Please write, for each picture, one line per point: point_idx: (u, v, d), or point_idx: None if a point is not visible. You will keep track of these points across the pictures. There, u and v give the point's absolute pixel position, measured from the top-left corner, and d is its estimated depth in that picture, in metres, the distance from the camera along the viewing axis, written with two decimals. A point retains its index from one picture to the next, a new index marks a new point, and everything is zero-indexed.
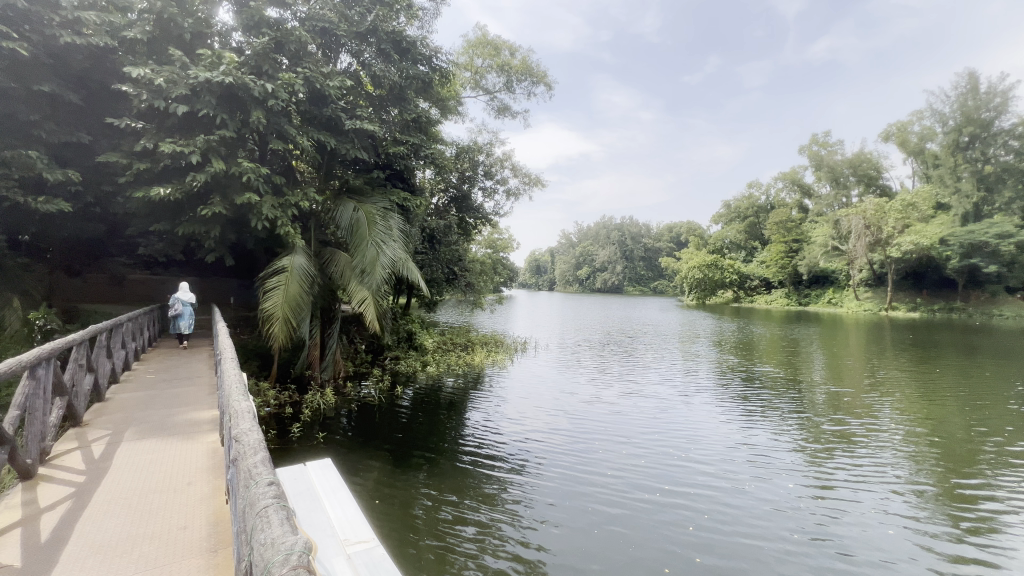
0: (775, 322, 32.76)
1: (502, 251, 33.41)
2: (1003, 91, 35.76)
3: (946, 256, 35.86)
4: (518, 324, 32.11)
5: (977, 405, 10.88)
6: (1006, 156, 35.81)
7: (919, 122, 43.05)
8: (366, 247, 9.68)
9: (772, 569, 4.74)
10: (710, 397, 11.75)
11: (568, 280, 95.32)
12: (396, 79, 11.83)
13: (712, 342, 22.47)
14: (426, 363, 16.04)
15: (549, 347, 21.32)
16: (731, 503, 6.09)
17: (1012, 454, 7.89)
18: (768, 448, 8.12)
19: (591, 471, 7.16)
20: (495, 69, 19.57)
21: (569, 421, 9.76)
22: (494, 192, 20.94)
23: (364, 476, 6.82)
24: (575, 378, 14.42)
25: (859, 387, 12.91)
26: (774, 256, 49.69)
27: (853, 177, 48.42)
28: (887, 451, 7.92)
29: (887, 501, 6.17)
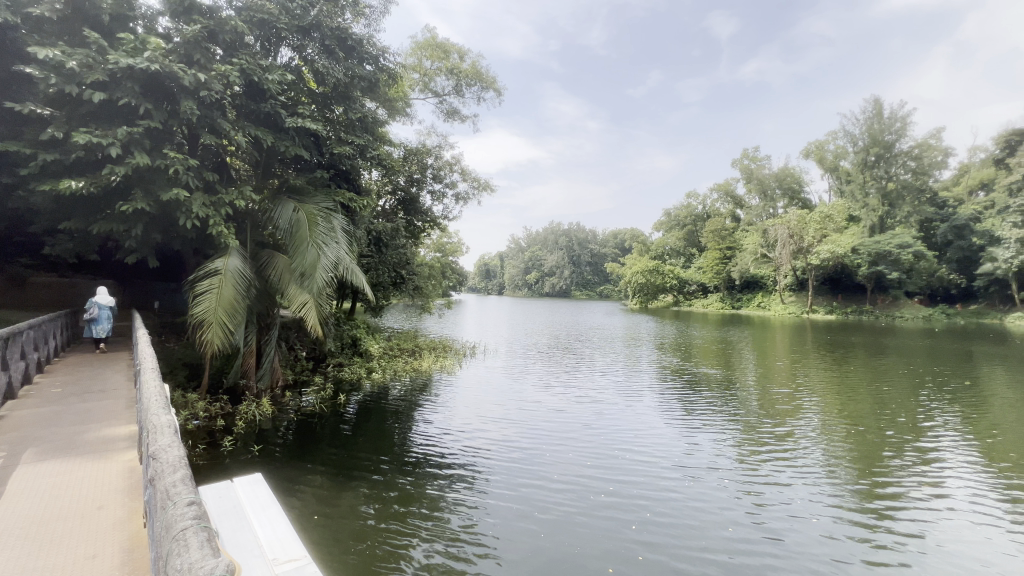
0: (711, 324, 34.76)
1: (451, 254, 33.14)
2: (903, 117, 40.11)
3: (857, 263, 39.54)
4: (467, 328, 31.91)
5: (884, 400, 12.03)
6: (905, 175, 40.09)
7: (834, 141, 47.34)
8: (306, 250, 9.22)
9: (709, 563, 5.00)
10: (653, 400, 12.21)
11: (517, 285, 96.01)
12: (342, 77, 11.42)
13: (654, 345, 23.42)
14: (371, 370, 15.56)
15: (499, 351, 21.37)
16: (672, 502, 6.35)
17: (913, 445, 8.75)
18: (705, 447, 8.56)
19: (539, 477, 7.21)
20: (444, 72, 19.46)
21: (519, 427, 9.79)
22: (443, 196, 20.80)
23: (303, 491, 6.51)
24: (524, 383, 14.52)
25: (784, 386, 13.89)
26: (710, 262, 52.73)
27: (778, 190, 52.41)
28: (808, 447, 8.58)
29: (808, 493, 6.67)
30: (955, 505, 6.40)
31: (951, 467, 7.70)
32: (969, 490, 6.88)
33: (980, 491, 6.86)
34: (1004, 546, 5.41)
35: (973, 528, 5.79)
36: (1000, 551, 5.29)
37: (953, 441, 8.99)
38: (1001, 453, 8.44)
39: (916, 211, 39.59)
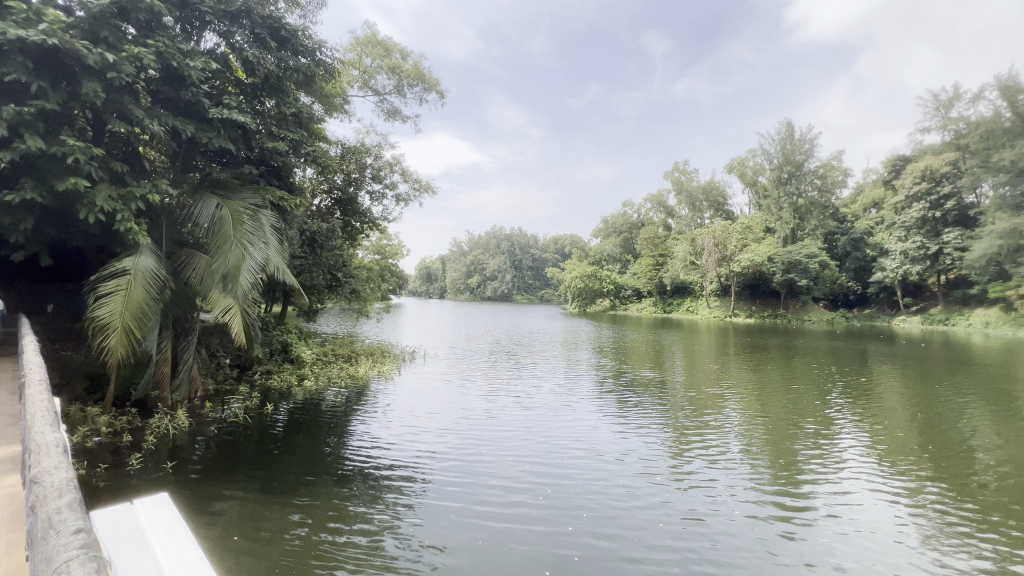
0: (645, 328, 36.46)
1: (391, 257, 32.30)
2: (810, 139, 44.42)
3: (773, 271, 43.12)
4: (406, 333, 31.19)
5: (796, 398, 13.15)
6: (812, 192, 44.39)
7: (753, 159, 51.48)
8: (230, 250, 8.54)
9: (641, 558, 5.23)
10: (592, 403, 12.56)
11: (459, 289, 95.21)
12: (274, 69, 10.78)
13: (592, 349, 24.15)
14: (302, 377, 14.74)
15: (439, 356, 21.06)
16: (607, 502, 6.59)
17: (821, 439, 9.62)
18: (640, 448, 8.92)
19: (480, 483, 7.18)
20: (385, 70, 18.99)
21: (460, 433, 9.68)
22: (383, 196, 20.25)
23: (225, 511, 6.01)
24: (465, 388, 14.40)
25: (711, 386, 14.80)
26: (644, 268, 55.29)
27: (705, 202, 56.13)
28: (731, 444, 9.19)
29: (731, 488, 7.15)
30: (854, 492, 7.11)
31: (853, 459, 8.54)
32: (866, 478, 7.67)
33: (875, 478, 7.67)
34: (891, 525, 6.11)
35: (868, 512, 6.47)
36: (889, 529, 5.97)
37: (853, 434, 9.99)
38: (893, 444, 9.48)
39: (822, 224, 43.89)
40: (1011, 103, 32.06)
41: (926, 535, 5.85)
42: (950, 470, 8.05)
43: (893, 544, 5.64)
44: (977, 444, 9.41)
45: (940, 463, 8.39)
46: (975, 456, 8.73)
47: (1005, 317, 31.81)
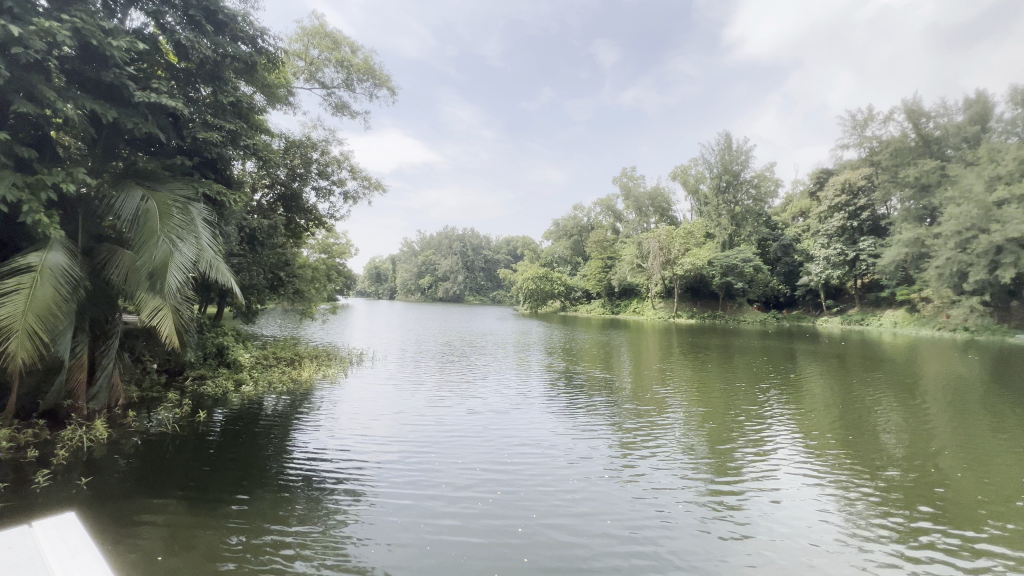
0: (594, 328, 37.40)
1: (338, 256, 31.20)
2: (746, 151, 47.31)
3: (712, 274, 45.51)
4: (353, 335, 30.26)
5: (733, 396, 13.92)
6: (748, 201, 47.34)
7: (695, 167, 54.15)
8: (156, 245, 7.85)
9: (588, 556, 5.38)
10: (542, 404, 12.72)
11: (409, 289, 93.53)
12: (211, 54, 10.06)
13: (543, 350, 24.47)
14: (240, 382, 13.90)
15: (388, 358, 20.55)
16: (555, 502, 6.71)
17: (754, 434, 10.24)
18: (587, 448, 9.16)
19: (429, 488, 7.05)
20: (334, 63, 18.31)
21: (409, 438, 9.50)
22: (330, 193, 19.52)
23: (152, 527, 5.57)
24: (415, 391, 14.11)
25: (655, 386, 15.40)
26: (594, 270, 56.70)
27: (651, 207, 58.42)
28: (673, 442, 9.58)
29: (674, 485, 7.45)
30: (782, 482, 7.63)
31: (784, 452, 9.12)
32: (794, 468, 8.24)
33: (803, 469, 8.24)
34: (812, 511, 6.64)
35: (792, 500, 6.98)
36: (812, 516, 6.46)
37: (782, 428, 10.69)
38: (818, 436, 10.23)
39: (756, 231, 46.86)
40: (916, 125, 35.73)
41: (846, 520, 6.36)
42: (867, 459, 8.79)
43: (814, 528, 6.15)
44: (889, 434, 10.39)
45: (858, 453, 9.14)
46: (885, 445, 9.62)
47: (910, 317, 35.37)
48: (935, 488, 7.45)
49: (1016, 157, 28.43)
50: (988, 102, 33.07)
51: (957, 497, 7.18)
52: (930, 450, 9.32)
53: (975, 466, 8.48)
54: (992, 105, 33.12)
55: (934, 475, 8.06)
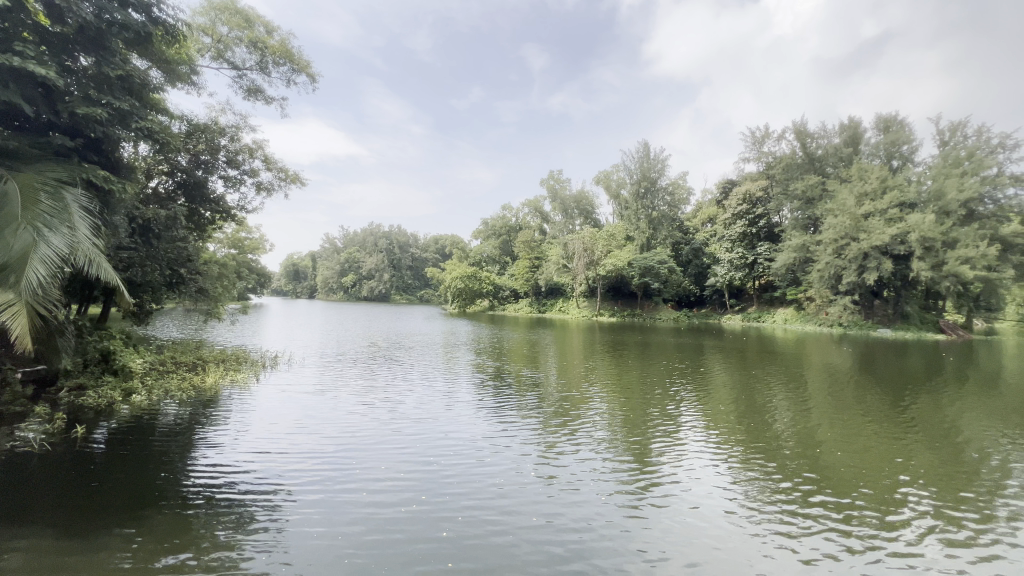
0: (521, 327, 37.97)
1: (249, 251, 28.82)
2: (663, 160, 50.50)
3: (632, 275, 48.04)
4: (267, 336, 28.13)
5: (650, 390, 14.78)
6: (663, 207, 50.61)
7: (617, 173, 56.87)
8: (13, 234, 6.63)
9: (514, 553, 5.43)
10: (470, 405, 12.67)
11: (331, 288, 88.88)
12: (94, 20, 8.79)
13: (471, 349, 24.40)
14: (131, 391, 12.34)
15: (305, 361, 19.30)
16: (482, 502, 6.73)
17: (669, 426, 10.93)
18: (515, 446, 9.27)
19: (351, 496, 6.74)
20: (246, 43, 16.81)
21: (330, 444, 9.03)
22: (240, 183, 17.93)
23: (15, 563, 4.83)
24: (337, 395, 13.43)
25: (579, 383, 15.94)
26: (521, 270, 57.47)
27: (576, 210, 60.45)
28: (596, 437, 9.95)
29: (597, 478, 7.73)
30: (693, 469, 8.22)
31: (694, 440, 9.86)
32: (703, 456, 8.93)
33: (711, 456, 8.93)
34: (717, 493, 7.24)
35: (700, 485, 7.55)
36: (718, 498, 7.03)
37: (693, 419, 11.54)
38: (723, 425, 11.15)
39: (670, 235, 50.23)
40: (803, 145, 40.33)
41: (747, 500, 6.99)
42: (765, 444, 9.73)
43: (718, 509, 6.69)
44: (782, 419, 11.63)
45: (757, 438, 10.11)
46: (778, 430, 10.71)
47: (797, 315, 39.81)
48: (820, 467, 8.43)
49: (878, 177, 33.13)
50: (859, 128, 38.19)
51: (837, 473, 8.16)
52: (813, 433, 10.52)
53: (848, 445, 9.69)
54: (862, 130, 38.25)
55: (819, 454, 9.15)
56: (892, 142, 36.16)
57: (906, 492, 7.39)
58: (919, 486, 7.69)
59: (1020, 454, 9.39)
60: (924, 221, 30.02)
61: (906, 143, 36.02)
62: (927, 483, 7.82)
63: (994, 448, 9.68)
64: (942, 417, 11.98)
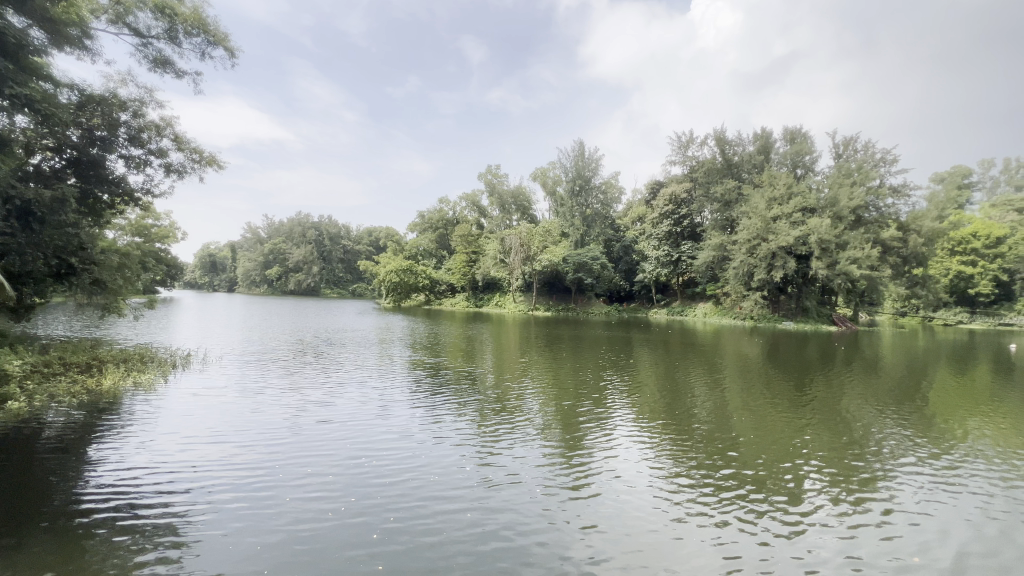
0: (457, 321, 37.82)
1: (157, 239, 26.17)
2: (596, 159, 52.19)
3: (566, 270, 49.37)
4: (178, 332, 25.76)
5: (582, 383, 15.26)
6: (596, 205, 52.42)
7: (553, 170, 58.02)
8: None
9: (446, 551, 5.46)
10: (404, 402, 12.44)
11: (254, 281, 83.03)
12: None
13: (406, 344, 23.90)
14: (7, 396, 10.83)
15: (223, 359, 17.93)
16: (414, 502, 6.67)
17: (601, 417, 11.38)
18: (450, 443, 9.23)
19: (273, 505, 6.41)
20: (151, 8, 15.10)
21: (251, 449, 8.51)
22: (144, 163, 16.18)
23: None
24: (258, 395, 12.61)
25: (515, 377, 16.14)
26: (458, 264, 57.04)
27: (514, 205, 60.95)
28: (531, 431, 10.14)
29: (531, 471, 7.90)
30: (622, 459, 8.63)
31: (623, 431, 10.35)
32: (632, 445, 9.39)
33: (639, 445, 9.43)
34: (643, 480, 7.67)
35: (628, 473, 7.95)
36: (643, 485, 7.45)
37: (622, 410, 12.10)
38: (650, 414, 11.81)
39: (602, 232, 52.19)
40: (722, 150, 43.44)
41: (670, 486, 7.46)
42: (686, 431, 10.43)
43: (643, 495, 7.10)
44: (701, 407, 12.51)
45: (680, 426, 10.81)
46: (698, 418, 11.49)
47: (716, 310, 43.01)
48: (734, 451, 9.17)
49: (785, 184, 36.48)
50: (770, 138, 41.75)
51: (748, 455, 8.93)
52: (729, 419, 11.40)
53: (758, 429, 10.61)
54: (772, 140, 41.89)
55: (733, 439, 9.94)
56: (797, 152, 39.95)
57: (804, 470, 8.27)
58: (817, 464, 8.60)
59: (893, 430, 10.84)
60: (821, 225, 33.55)
61: (809, 154, 39.96)
62: (823, 460, 8.77)
63: (877, 427, 11.05)
64: (835, 401, 13.46)
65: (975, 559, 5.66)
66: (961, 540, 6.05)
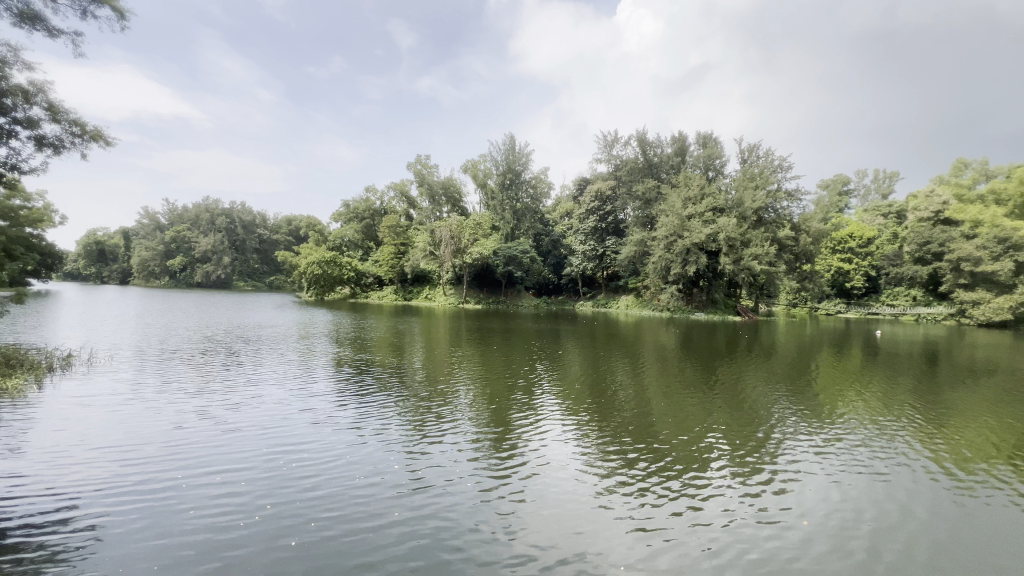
0: (386, 315, 36.94)
1: (30, 223, 22.85)
2: (526, 153, 53.00)
3: (496, 263, 49.91)
4: (60, 330, 22.77)
5: (513, 375, 15.80)
6: (525, 199, 53.40)
7: (483, 163, 58.11)
8: None
9: (367, 549, 5.66)
10: (328, 400, 12.21)
11: (152, 272, 74.80)
12: None
13: (331, 340, 23.09)
14: None
15: (119, 360, 16.29)
16: (338, 504, 6.75)
17: (529, 409, 11.93)
18: (378, 441, 9.29)
19: (183, 520, 6.22)
20: None
21: (154, 460, 8.04)
22: (11, 135, 14.13)
23: None
24: (161, 399, 11.74)
25: (445, 371, 16.30)
26: (386, 256, 55.46)
27: (444, 196, 60.33)
28: (462, 426, 10.41)
29: (460, 465, 8.21)
30: (547, 448, 9.18)
31: (550, 421, 10.92)
32: (558, 434, 10.00)
33: (565, 434, 10.05)
34: (564, 467, 8.26)
35: (552, 462, 8.51)
36: (565, 472, 8.03)
37: (549, 400, 12.74)
38: (575, 404, 12.57)
39: (531, 226, 53.36)
40: (643, 151, 46.06)
41: (590, 471, 8.11)
42: (608, 418, 11.24)
43: (563, 481, 7.68)
44: (623, 395, 13.51)
45: (603, 414, 11.63)
46: (621, 405, 12.41)
47: (637, 302, 45.81)
48: (650, 435, 10.07)
49: (698, 185, 39.63)
50: (685, 142, 44.99)
51: (661, 438, 9.87)
52: (646, 405, 12.44)
53: (674, 413, 11.71)
54: (687, 143, 45.13)
55: (649, 423, 10.89)
56: (709, 156, 43.43)
57: (711, 449, 9.35)
58: (720, 443, 9.70)
59: (783, 409, 12.46)
60: (728, 225, 36.90)
61: (718, 158, 43.59)
62: (724, 439, 9.92)
63: (770, 407, 12.62)
64: (737, 384, 15.10)
65: (836, 512, 6.85)
66: (826, 499, 7.26)
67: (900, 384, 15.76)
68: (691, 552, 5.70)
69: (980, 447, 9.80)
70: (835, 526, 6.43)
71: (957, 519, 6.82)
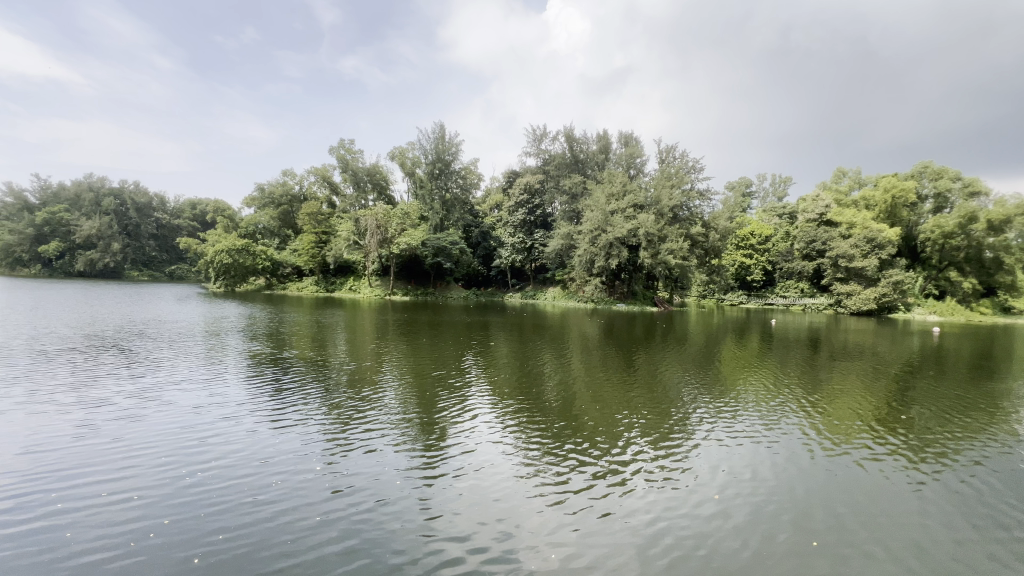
0: (305, 307, 35.07)
1: None
2: (455, 143, 52.27)
3: (425, 254, 48.94)
4: None
5: (442, 369, 15.75)
6: (455, 190, 52.80)
7: (411, 150, 56.58)
8: None
9: (280, 557, 5.49)
10: (241, 401, 11.50)
11: (19, 260, 64.48)
12: None
13: (243, 335, 21.49)
14: None
15: None
16: (252, 511, 6.47)
17: (458, 401, 12.06)
18: (299, 441, 8.97)
19: (67, 544, 5.65)
20: None
21: (25, 479, 7.14)
22: None
23: None
24: (34, 408, 10.36)
25: (371, 366, 15.88)
26: (305, 245, 52.21)
27: (369, 183, 57.92)
28: (389, 421, 10.32)
29: (386, 461, 8.18)
30: (475, 439, 9.37)
31: (479, 412, 11.15)
32: (486, 425, 10.25)
33: (492, 424, 10.32)
34: (492, 457, 8.51)
35: (480, 452, 8.71)
36: (492, 462, 8.28)
37: (478, 392, 12.91)
38: (504, 395, 12.87)
39: (461, 217, 52.94)
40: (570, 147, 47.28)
41: (516, 459, 8.44)
42: (536, 408, 11.64)
43: (489, 471, 7.91)
44: (549, 384, 14.04)
45: (531, 404, 12.02)
46: (549, 395, 12.89)
47: (564, 294, 47.39)
48: (574, 421, 10.63)
49: (621, 182, 41.65)
50: (609, 140, 46.99)
51: (584, 423, 10.48)
52: (572, 393, 13.04)
53: (595, 400, 12.42)
54: (611, 142, 47.10)
55: (573, 410, 11.47)
56: (631, 155, 45.64)
57: (628, 431, 10.06)
58: (635, 425, 10.48)
59: (691, 393, 13.65)
60: (647, 220, 39.12)
61: (639, 157, 45.92)
62: (640, 421, 10.73)
63: (681, 391, 13.76)
64: (653, 371, 16.26)
65: (744, 489, 7.55)
66: (730, 474, 8.03)
67: (790, 367, 17.77)
68: (606, 527, 6.18)
69: (848, 420, 11.53)
70: (744, 502, 7.03)
71: (838, 484, 7.86)
